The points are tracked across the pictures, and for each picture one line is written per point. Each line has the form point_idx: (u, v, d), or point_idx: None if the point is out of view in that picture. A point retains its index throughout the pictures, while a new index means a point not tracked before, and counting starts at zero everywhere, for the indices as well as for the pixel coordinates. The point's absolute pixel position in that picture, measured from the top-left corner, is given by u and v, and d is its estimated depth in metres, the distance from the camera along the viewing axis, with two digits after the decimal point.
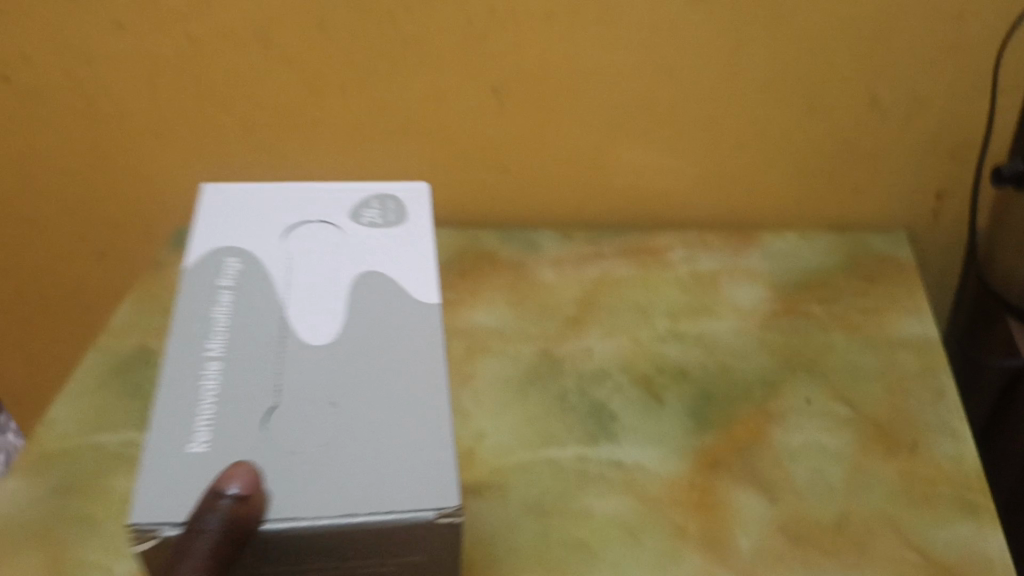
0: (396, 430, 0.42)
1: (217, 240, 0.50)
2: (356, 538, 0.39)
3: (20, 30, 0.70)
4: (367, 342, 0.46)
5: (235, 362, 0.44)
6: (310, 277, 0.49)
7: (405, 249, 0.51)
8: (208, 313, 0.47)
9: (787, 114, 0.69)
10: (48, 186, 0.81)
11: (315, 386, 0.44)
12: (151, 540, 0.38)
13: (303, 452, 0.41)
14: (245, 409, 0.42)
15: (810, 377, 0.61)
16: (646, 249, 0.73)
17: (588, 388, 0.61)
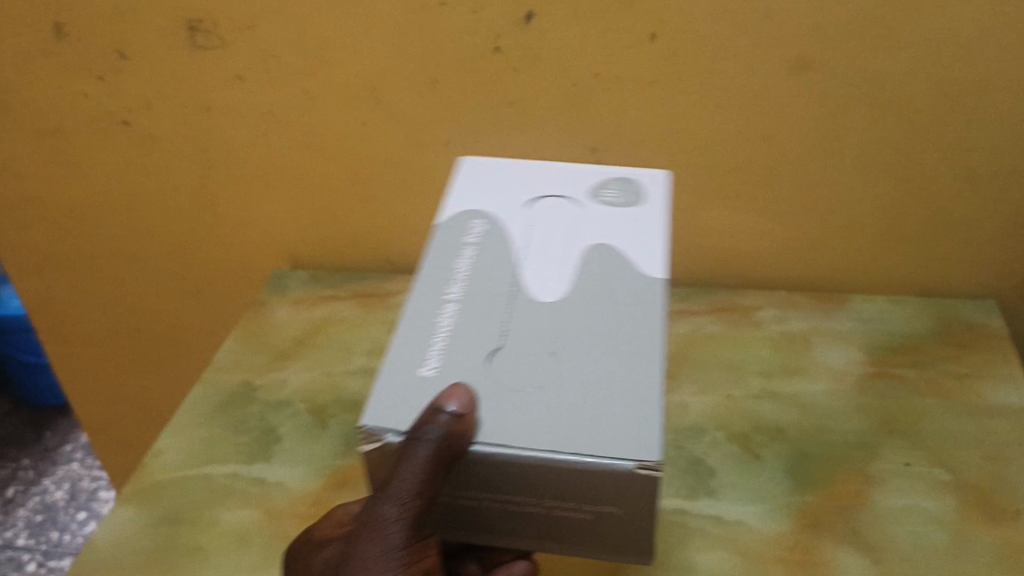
0: (613, 386, 0.42)
1: (465, 200, 0.54)
2: (556, 476, 0.40)
3: (148, 81, 0.76)
4: (592, 303, 0.46)
5: (472, 303, 0.46)
6: (540, 238, 0.50)
7: (633, 227, 0.51)
8: (452, 260, 0.49)
9: (881, 181, 0.71)
10: (160, 224, 0.87)
11: (541, 332, 0.44)
12: (375, 443, 0.41)
13: (523, 391, 0.42)
14: (476, 345, 0.44)
15: (906, 441, 0.61)
16: (736, 308, 0.74)
17: (685, 442, 0.62)
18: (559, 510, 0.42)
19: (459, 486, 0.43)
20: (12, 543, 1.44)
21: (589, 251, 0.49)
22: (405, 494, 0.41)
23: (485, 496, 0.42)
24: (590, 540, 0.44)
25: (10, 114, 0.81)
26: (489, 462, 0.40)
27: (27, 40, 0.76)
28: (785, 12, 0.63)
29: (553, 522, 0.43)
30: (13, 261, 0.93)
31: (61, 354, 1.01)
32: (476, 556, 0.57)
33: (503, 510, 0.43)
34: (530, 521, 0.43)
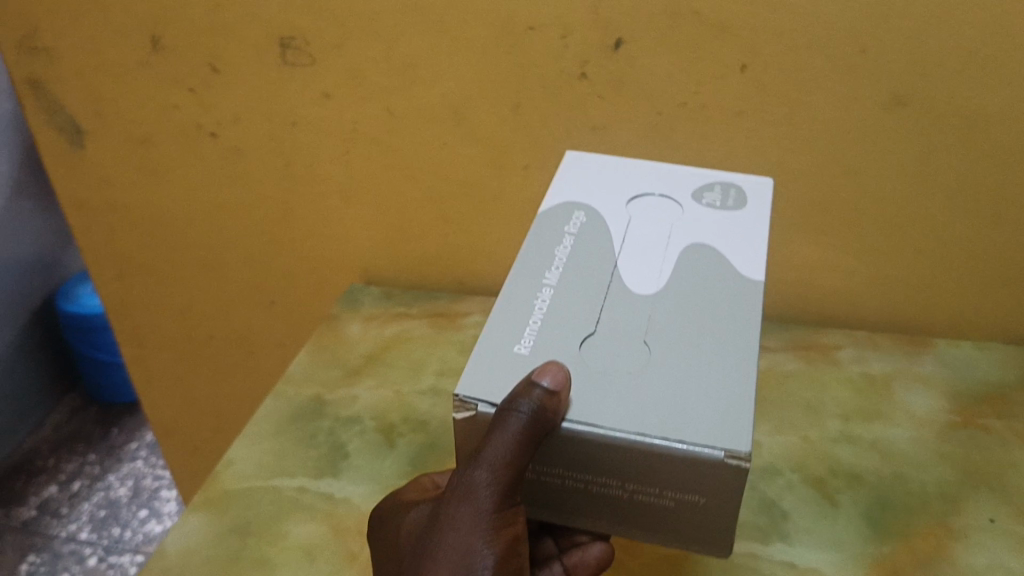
0: (705, 378, 0.43)
1: (566, 192, 0.55)
2: (642, 461, 0.41)
3: (237, 95, 0.78)
4: (689, 299, 0.47)
5: (570, 292, 0.48)
6: (641, 238, 0.51)
7: (736, 231, 0.51)
8: (552, 248, 0.51)
9: (973, 224, 0.68)
10: (239, 237, 0.88)
11: (636, 323, 0.46)
12: (466, 412, 0.42)
13: (616, 378, 0.43)
14: (573, 331, 0.46)
15: (992, 495, 0.58)
16: (815, 346, 0.72)
17: (758, 482, 0.61)
18: (641, 496, 0.43)
19: (546, 463, 0.44)
20: (75, 536, 1.47)
21: (687, 252, 0.50)
22: (496, 462, 0.41)
23: (570, 474, 0.44)
24: (666, 528, 0.45)
25: (105, 121, 0.84)
26: (577, 441, 0.41)
27: (126, 51, 0.78)
28: (882, 49, 0.62)
29: (633, 507, 0.44)
30: (97, 265, 0.95)
31: (137, 357, 1.03)
32: (552, 533, 0.56)
33: (585, 491, 0.44)
34: (612, 505, 0.45)
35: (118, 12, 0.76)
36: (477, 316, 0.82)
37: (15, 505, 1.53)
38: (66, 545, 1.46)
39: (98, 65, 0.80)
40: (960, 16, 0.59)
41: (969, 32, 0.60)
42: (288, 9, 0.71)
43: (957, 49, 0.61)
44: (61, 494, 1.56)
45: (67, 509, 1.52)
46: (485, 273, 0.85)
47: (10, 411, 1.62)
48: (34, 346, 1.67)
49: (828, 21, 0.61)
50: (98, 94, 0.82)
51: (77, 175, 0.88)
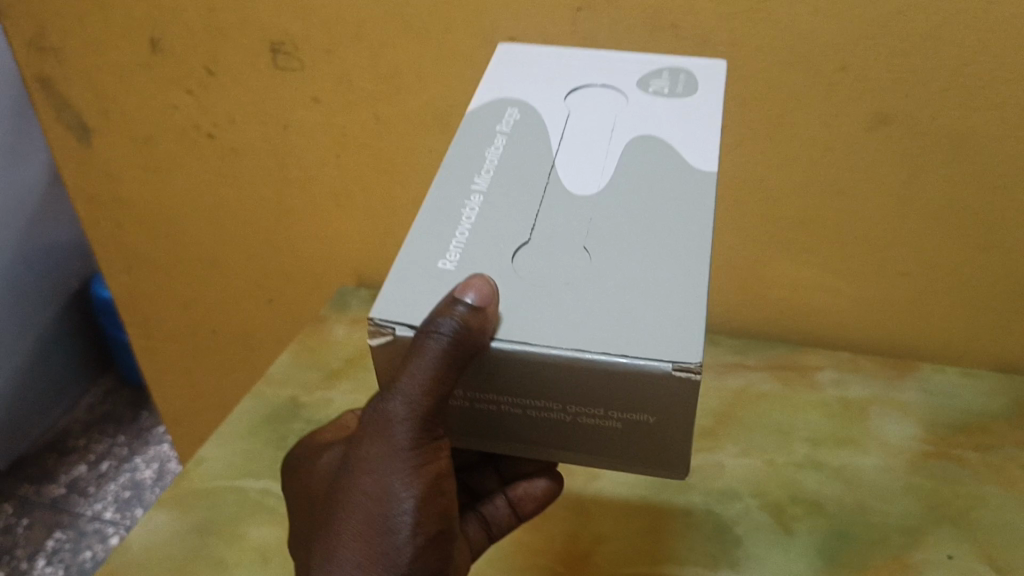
0: (649, 282, 0.39)
1: (500, 90, 0.50)
2: (584, 378, 0.37)
3: (232, 97, 0.79)
4: (634, 194, 0.43)
5: (499, 196, 0.43)
6: (585, 133, 0.47)
7: (685, 119, 0.47)
8: (481, 149, 0.46)
9: (960, 247, 0.66)
10: (238, 235, 0.90)
11: (575, 225, 0.42)
12: (383, 337, 0.39)
13: (552, 288, 0.39)
14: (503, 238, 0.41)
15: (955, 531, 0.57)
16: (794, 366, 0.71)
17: (716, 505, 0.60)
18: (585, 415, 0.40)
19: (478, 386, 0.41)
20: (99, 515, 1.52)
21: (633, 145, 0.46)
22: (414, 392, 0.39)
23: (505, 398, 0.41)
24: (618, 447, 0.42)
25: (109, 119, 0.85)
26: (511, 360, 0.38)
27: (126, 52, 0.79)
28: (864, 67, 0.59)
29: (578, 428, 0.42)
30: (107, 257, 0.98)
31: (147, 347, 1.06)
32: (495, 467, 0.58)
33: (525, 413, 0.41)
34: (552, 426, 0.42)
35: (117, 14, 0.77)
36: None
37: (46, 482, 1.58)
38: (90, 524, 1.51)
39: (100, 65, 0.81)
40: (944, 35, 0.56)
41: (955, 54, 0.57)
42: (276, 15, 0.72)
43: (941, 69, 0.58)
44: (90, 473, 1.61)
45: (94, 488, 1.57)
46: None
47: (46, 391, 1.68)
48: (71, 328, 1.72)
49: (808, 39, 0.59)
50: (102, 93, 0.83)
51: (85, 170, 0.90)
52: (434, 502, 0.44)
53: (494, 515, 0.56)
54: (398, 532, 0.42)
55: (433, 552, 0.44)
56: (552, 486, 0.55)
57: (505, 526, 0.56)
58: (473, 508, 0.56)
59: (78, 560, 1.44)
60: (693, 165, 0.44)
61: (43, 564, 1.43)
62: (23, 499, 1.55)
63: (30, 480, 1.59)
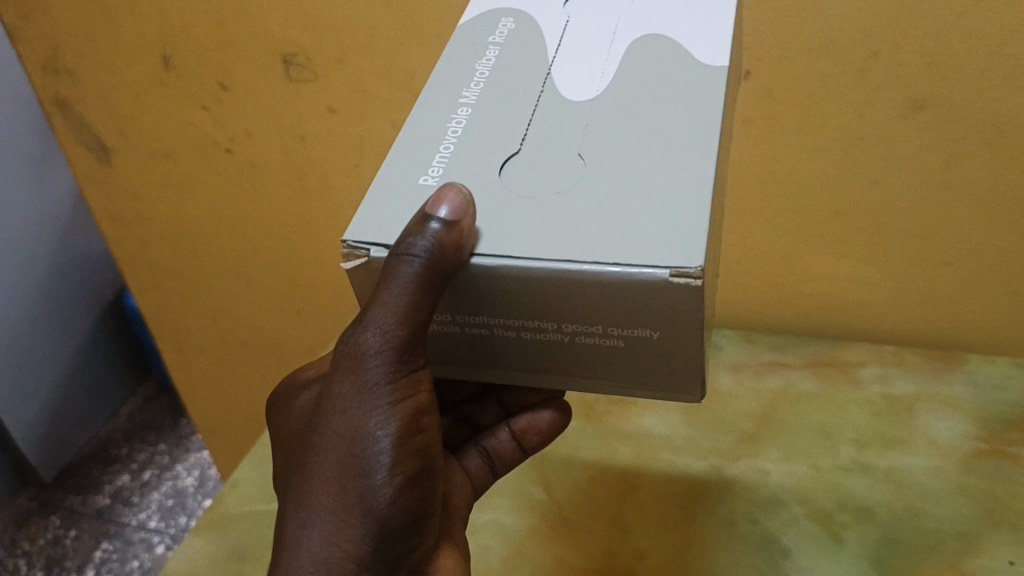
0: (648, 185, 0.36)
1: (493, 1, 0.47)
2: (575, 293, 0.35)
3: (247, 110, 0.78)
4: (633, 101, 0.40)
5: (486, 109, 0.41)
6: (582, 37, 0.43)
7: (695, 16, 0.43)
8: (471, 62, 0.44)
9: (1007, 234, 0.63)
10: (262, 247, 0.89)
11: (569, 130, 0.39)
12: (357, 259, 0.37)
13: (539, 199, 0.37)
14: (489, 151, 0.39)
15: (1013, 534, 0.54)
16: (836, 363, 0.69)
17: (761, 515, 0.58)
18: (584, 337, 0.37)
19: (465, 310, 0.38)
20: (145, 524, 1.54)
21: (636, 46, 0.42)
22: (389, 320, 0.37)
23: (495, 320, 0.38)
24: (627, 372, 0.39)
25: (127, 137, 0.85)
26: (494, 277, 0.35)
27: (138, 70, 0.78)
28: (897, 53, 0.56)
29: (577, 352, 0.39)
30: (135, 275, 0.98)
31: (178, 360, 1.06)
32: (497, 397, 0.57)
33: (520, 336, 0.38)
34: (548, 349, 0.39)
35: (127, 33, 0.76)
36: None
37: (91, 493, 1.60)
38: (136, 533, 1.52)
39: (115, 84, 0.80)
40: (982, 16, 0.53)
41: (996, 34, 0.54)
42: (287, 26, 0.70)
43: (980, 52, 0.55)
44: (133, 482, 1.62)
45: (138, 497, 1.59)
46: None
47: (87, 402, 1.69)
48: (108, 338, 1.73)
49: (837, 27, 0.56)
50: (118, 112, 0.83)
51: (108, 189, 0.90)
52: (416, 441, 0.42)
53: (497, 448, 0.56)
54: (376, 474, 0.40)
55: (415, 494, 0.42)
56: (556, 420, 0.55)
57: (508, 459, 0.56)
58: (475, 441, 0.56)
59: (126, 569, 1.46)
60: (701, 62, 0.40)
61: None
62: (69, 510, 1.57)
63: (76, 491, 1.61)
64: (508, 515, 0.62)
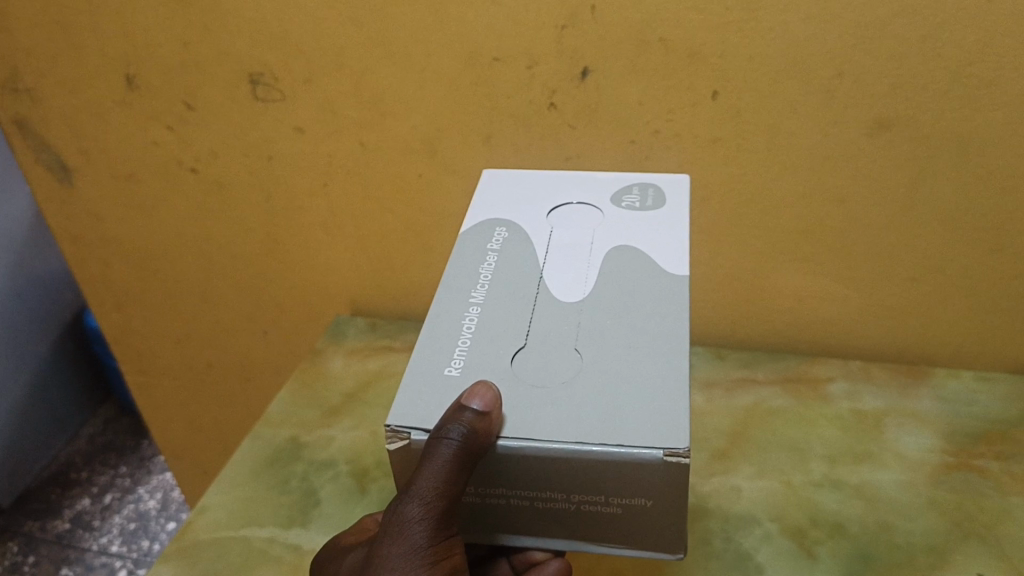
0: (635, 377, 0.41)
1: (486, 213, 0.54)
2: (586, 469, 0.39)
3: (214, 131, 0.77)
4: (616, 301, 0.46)
5: (493, 306, 0.46)
6: (568, 247, 0.50)
7: (658, 228, 0.51)
8: (474, 266, 0.49)
9: (971, 251, 0.64)
10: (230, 269, 0.88)
11: (565, 329, 0.45)
12: (399, 442, 0.41)
13: (548, 387, 0.41)
14: (499, 345, 0.44)
15: (984, 547, 0.55)
16: (806, 379, 0.69)
17: (735, 532, 0.58)
18: (589, 504, 0.41)
19: (484, 482, 0.42)
20: (106, 549, 1.49)
21: (611, 254, 0.49)
22: (428, 496, 0.40)
23: (512, 491, 0.42)
24: (622, 534, 0.43)
25: (90, 159, 0.83)
26: (513, 457, 0.40)
27: (101, 91, 0.77)
28: (860, 70, 0.57)
29: (579, 517, 0.42)
30: (97, 297, 0.96)
31: (142, 384, 1.04)
32: (507, 555, 0.59)
33: (531, 505, 0.42)
34: (555, 520, 0.43)
35: (89, 53, 0.75)
36: None
37: (49, 518, 1.56)
38: (97, 558, 1.47)
39: (76, 104, 0.79)
40: (943, 36, 0.55)
41: (955, 53, 0.55)
42: (254, 45, 0.69)
43: (943, 71, 0.56)
44: (94, 506, 1.58)
45: (98, 521, 1.54)
46: None
47: (45, 424, 1.66)
48: (66, 360, 1.70)
49: (803, 45, 0.57)
50: (80, 132, 0.81)
51: (70, 211, 0.88)
52: None
53: None
54: None
55: None
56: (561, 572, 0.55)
57: None
58: None
59: None
60: (665, 270, 0.47)
61: None
62: (27, 536, 1.52)
63: (34, 516, 1.56)
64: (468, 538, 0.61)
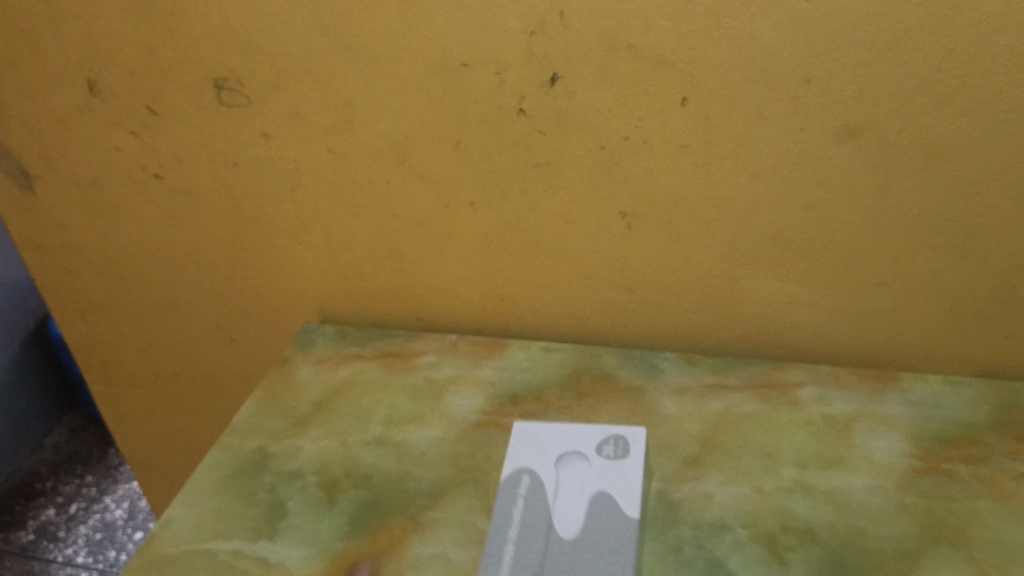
0: (611, 563, 0.51)
1: (509, 468, 0.59)
2: None
3: (178, 136, 0.76)
4: (607, 537, 0.53)
5: (523, 541, 0.54)
6: (571, 495, 0.56)
7: (630, 491, 0.56)
8: (504, 533, 0.55)
9: (936, 257, 0.65)
10: (196, 276, 0.86)
11: (564, 560, 0.52)
12: None
13: (557, 572, 0.51)
14: (530, 561, 0.52)
15: (953, 552, 0.55)
16: (775, 384, 0.69)
17: (706, 539, 0.57)
18: None
19: None
20: (71, 560, 1.46)
21: (597, 499, 0.55)
22: None
23: None
24: None
25: (51, 164, 0.81)
26: None
27: (62, 95, 0.76)
28: (828, 76, 0.58)
29: None
30: (59, 305, 0.94)
31: (106, 394, 1.02)
32: None
33: None
34: None
35: (52, 55, 0.73)
36: (433, 355, 0.78)
37: (12, 529, 1.52)
38: (62, 569, 1.44)
39: (37, 110, 0.78)
40: (910, 44, 0.56)
41: (920, 59, 0.56)
42: (220, 50, 0.69)
43: (909, 77, 0.57)
44: (59, 517, 1.55)
45: (64, 532, 1.51)
46: (440, 309, 0.80)
47: (8, 434, 1.63)
48: (31, 369, 1.67)
49: (772, 52, 0.58)
50: (40, 137, 0.80)
51: (30, 216, 0.87)
52: None
53: None
54: None
55: None
56: None
57: None
58: None
59: None
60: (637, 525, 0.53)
61: None
62: None
63: None
64: (453, 548, 0.59)
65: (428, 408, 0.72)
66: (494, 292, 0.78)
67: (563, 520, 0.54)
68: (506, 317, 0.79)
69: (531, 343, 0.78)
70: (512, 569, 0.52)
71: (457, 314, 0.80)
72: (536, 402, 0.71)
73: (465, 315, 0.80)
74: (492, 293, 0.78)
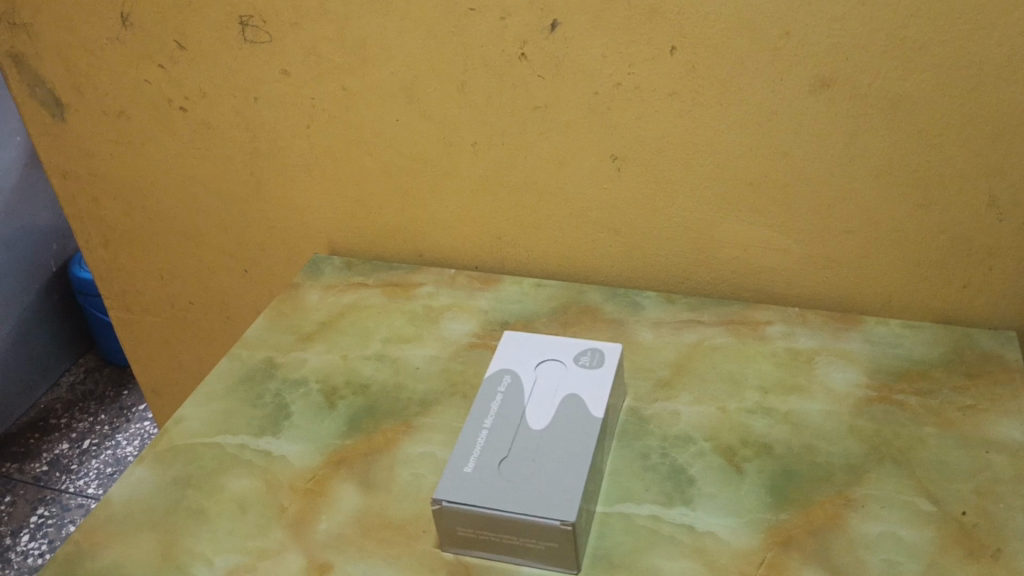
0: (567, 466, 0.56)
1: (492, 369, 0.66)
2: (511, 521, 0.54)
3: (203, 71, 0.81)
4: (568, 439, 0.59)
5: (496, 436, 0.60)
6: (543, 398, 0.62)
7: (596, 400, 0.61)
8: (480, 423, 0.61)
9: (900, 206, 0.70)
10: (213, 208, 0.92)
11: (527, 458, 0.58)
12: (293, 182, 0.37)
13: (513, 474, 0.57)
14: (495, 456, 0.58)
15: (896, 468, 0.60)
16: (746, 320, 0.75)
17: (671, 449, 0.63)
18: None
19: None
20: (82, 491, 1.52)
21: (565, 404, 0.61)
22: None
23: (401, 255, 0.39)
24: None
25: (82, 95, 0.87)
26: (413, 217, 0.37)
27: (97, 28, 0.81)
28: (804, 30, 0.63)
29: None
30: (85, 233, 1.00)
31: (125, 319, 1.09)
32: None
33: None
34: None
35: None
36: (431, 286, 0.84)
37: (27, 460, 1.59)
38: (72, 499, 1.51)
39: (71, 41, 0.83)
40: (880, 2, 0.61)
41: (890, 17, 0.61)
42: None
43: (879, 34, 0.62)
44: (72, 451, 1.61)
45: (76, 465, 1.58)
46: (440, 245, 0.86)
47: (24, 371, 1.70)
48: (50, 311, 1.74)
49: (754, 6, 0.63)
50: (74, 69, 0.85)
51: (61, 146, 0.92)
52: None
53: None
54: None
55: None
56: None
57: None
58: None
59: (62, 534, 1.44)
60: (596, 431, 0.59)
61: (28, 539, 1.43)
62: (5, 477, 1.56)
63: (12, 459, 1.60)
64: (439, 448, 0.65)
65: (425, 330, 0.77)
66: (491, 230, 0.83)
67: (535, 417, 0.61)
68: (502, 252, 0.84)
69: (524, 278, 0.83)
70: (479, 463, 0.58)
71: (456, 250, 0.86)
72: (526, 328, 0.76)
73: (464, 251, 0.86)
74: (489, 232, 0.83)
